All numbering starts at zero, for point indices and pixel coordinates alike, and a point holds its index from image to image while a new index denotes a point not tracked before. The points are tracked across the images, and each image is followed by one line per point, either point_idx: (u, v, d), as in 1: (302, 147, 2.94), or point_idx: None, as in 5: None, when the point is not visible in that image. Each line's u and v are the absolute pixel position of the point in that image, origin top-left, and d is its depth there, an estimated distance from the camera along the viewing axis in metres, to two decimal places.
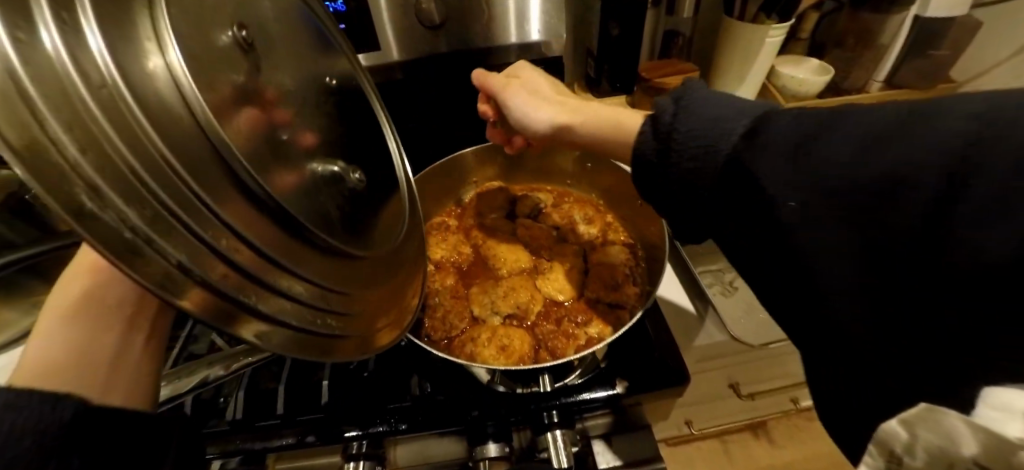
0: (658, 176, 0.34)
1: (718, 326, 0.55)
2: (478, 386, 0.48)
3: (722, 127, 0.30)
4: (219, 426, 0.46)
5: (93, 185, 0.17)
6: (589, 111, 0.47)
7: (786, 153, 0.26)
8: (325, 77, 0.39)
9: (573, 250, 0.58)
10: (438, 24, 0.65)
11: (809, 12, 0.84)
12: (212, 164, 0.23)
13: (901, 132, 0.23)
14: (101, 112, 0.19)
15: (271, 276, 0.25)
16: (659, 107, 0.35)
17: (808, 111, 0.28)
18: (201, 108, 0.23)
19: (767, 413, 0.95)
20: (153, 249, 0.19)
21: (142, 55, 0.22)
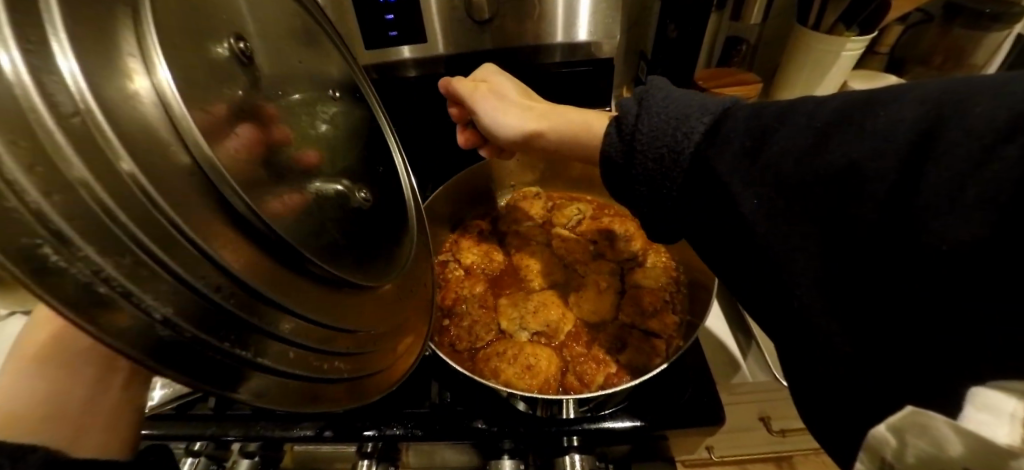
0: (626, 177, 0.34)
1: (760, 364, 0.51)
2: (498, 400, 0.47)
3: (682, 127, 0.30)
4: (242, 410, 0.47)
5: (50, 223, 0.16)
6: (560, 117, 0.45)
7: (744, 155, 0.26)
8: (329, 88, 0.39)
9: (610, 269, 0.55)
10: (486, 19, 0.63)
11: (893, 25, 0.74)
12: (201, 196, 0.22)
13: (849, 123, 0.22)
14: (70, 144, 0.17)
15: (260, 320, 0.23)
16: (624, 107, 0.35)
17: (762, 103, 0.28)
18: (188, 132, 0.21)
19: (795, 448, 0.88)
20: (121, 298, 0.17)
21: (126, 77, 0.20)
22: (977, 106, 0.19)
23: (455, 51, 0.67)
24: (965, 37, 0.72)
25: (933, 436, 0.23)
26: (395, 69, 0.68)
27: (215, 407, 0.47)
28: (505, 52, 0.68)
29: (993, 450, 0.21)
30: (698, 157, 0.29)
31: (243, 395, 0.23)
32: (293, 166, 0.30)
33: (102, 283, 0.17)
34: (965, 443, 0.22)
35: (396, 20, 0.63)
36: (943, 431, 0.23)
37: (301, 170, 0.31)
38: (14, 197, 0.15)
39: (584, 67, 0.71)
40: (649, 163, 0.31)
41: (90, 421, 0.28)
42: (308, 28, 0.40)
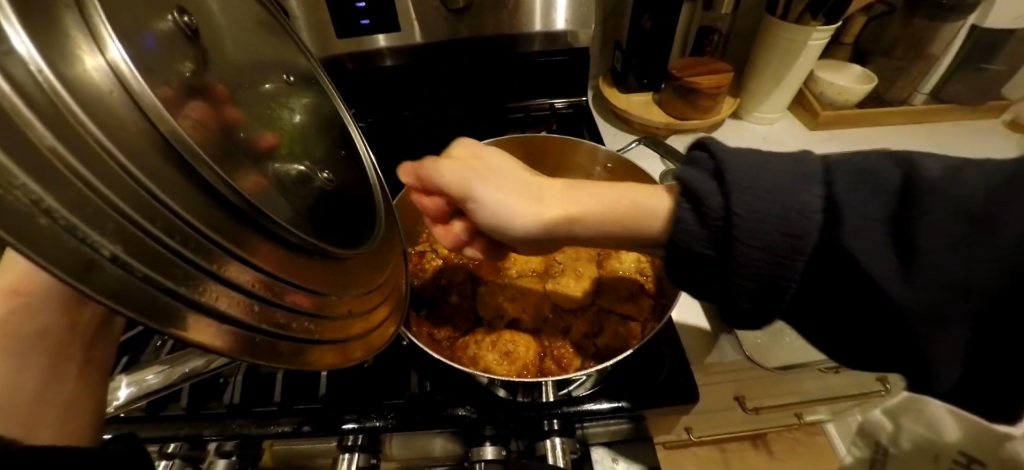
0: (722, 265, 0.31)
1: (733, 344, 0.53)
2: (479, 386, 0.47)
3: (794, 206, 0.29)
4: (217, 408, 0.46)
5: (6, 174, 0.15)
6: (595, 198, 0.37)
7: (888, 236, 0.28)
8: (282, 74, 0.37)
9: (587, 255, 0.56)
10: (462, 7, 0.63)
11: (858, 16, 0.78)
12: (159, 155, 0.21)
13: (1004, 207, 0.24)
14: (23, 100, 0.16)
15: (229, 274, 0.22)
16: (695, 185, 0.31)
17: (864, 170, 0.29)
18: (142, 91, 0.20)
19: (769, 426, 0.92)
20: (81, 241, 0.16)
21: (69, 39, 0.19)
22: None
23: (432, 40, 0.66)
24: (926, 29, 0.74)
25: None
26: (372, 58, 0.67)
27: (188, 407, 0.45)
28: (483, 41, 0.67)
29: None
30: (821, 242, 0.29)
31: (242, 357, 0.22)
32: (256, 147, 0.30)
33: (44, 216, 0.15)
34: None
35: (370, 7, 0.61)
36: None
37: (263, 152, 0.30)
38: None
39: (562, 57, 0.70)
40: (761, 255, 0.29)
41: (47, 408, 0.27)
42: (264, 16, 0.39)
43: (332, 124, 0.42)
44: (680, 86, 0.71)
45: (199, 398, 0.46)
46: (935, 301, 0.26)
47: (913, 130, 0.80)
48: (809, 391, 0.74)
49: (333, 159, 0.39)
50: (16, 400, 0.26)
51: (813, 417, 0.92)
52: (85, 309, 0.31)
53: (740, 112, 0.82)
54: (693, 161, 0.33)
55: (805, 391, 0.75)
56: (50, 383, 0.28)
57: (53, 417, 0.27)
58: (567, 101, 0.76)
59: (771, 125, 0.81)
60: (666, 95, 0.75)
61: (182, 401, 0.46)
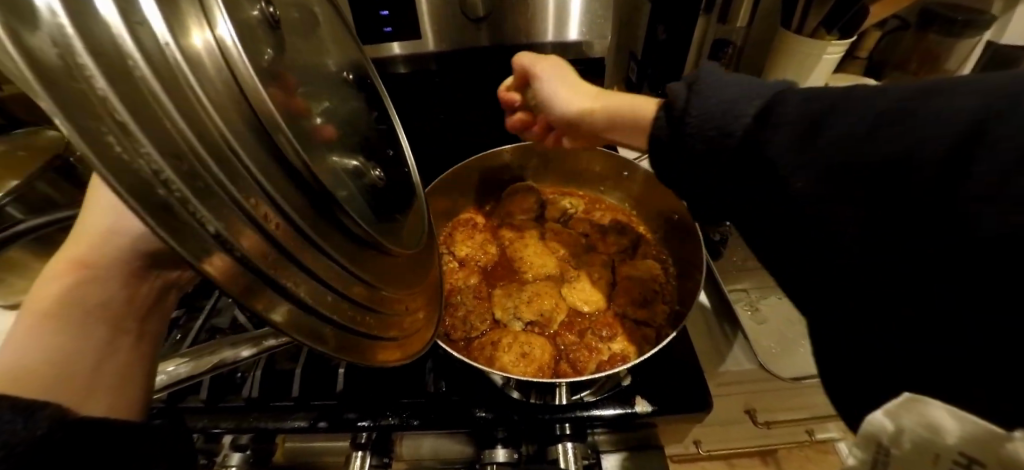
0: (670, 154, 0.31)
1: (746, 353, 0.53)
2: (492, 387, 0.47)
3: (732, 108, 0.27)
4: (235, 401, 0.47)
5: (134, 141, 0.18)
6: (613, 98, 0.42)
7: (797, 132, 0.23)
8: (342, 72, 0.42)
9: (602, 260, 0.57)
10: (481, 17, 0.64)
11: (872, 30, 0.77)
12: (243, 120, 0.24)
13: (914, 106, 0.20)
14: (153, 76, 0.20)
15: (303, 257, 0.25)
16: (670, 91, 0.32)
17: (807, 92, 0.24)
18: (246, 74, 0.24)
19: (780, 442, 0.90)
20: (188, 210, 0.18)
21: (185, 18, 0.23)
22: None
23: (447, 48, 0.68)
24: (941, 43, 0.74)
25: None
26: (388, 65, 0.68)
27: (206, 399, 0.46)
28: (498, 50, 0.69)
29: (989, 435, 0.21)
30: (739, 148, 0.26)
31: (294, 333, 0.23)
32: (317, 136, 0.32)
33: (162, 185, 0.18)
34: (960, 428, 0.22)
35: (392, 15, 0.63)
36: None
37: (322, 141, 0.33)
38: (107, 114, 0.17)
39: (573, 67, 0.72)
40: (700, 146, 0.29)
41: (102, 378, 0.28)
42: (314, 18, 0.41)
43: (361, 121, 0.42)
44: None
45: (218, 391, 0.47)
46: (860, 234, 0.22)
47: None
48: (822, 405, 0.73)
49: (372, 155, 0.41)
50: (78, 367, 0.27)
51: (827, 434, 0.89)
52: (145, 283, 0.32)
53: None
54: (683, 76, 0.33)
55: (819, 405, 0.73)
56: (108, 355, 0.29)
57: (108, 387, 0.28)
58: None
59: None
60: None
61: (201, 393, 0.47)
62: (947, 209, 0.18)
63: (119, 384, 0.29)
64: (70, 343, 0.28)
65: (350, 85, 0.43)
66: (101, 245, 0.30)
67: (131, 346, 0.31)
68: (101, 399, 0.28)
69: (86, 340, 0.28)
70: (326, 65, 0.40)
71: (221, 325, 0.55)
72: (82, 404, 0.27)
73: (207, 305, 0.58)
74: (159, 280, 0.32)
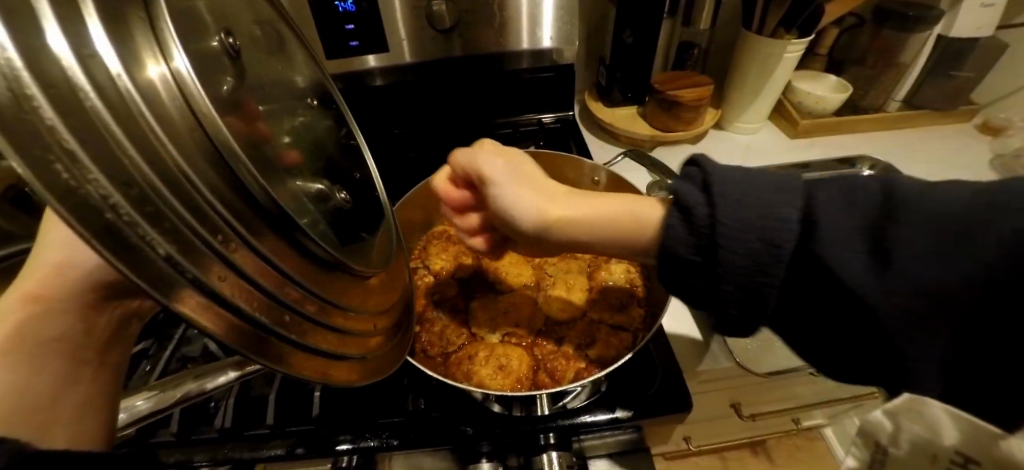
0: (702, 272, 0.29)
1: (724, 351, 0.53)
2: (473, 401, 0.47)
3: (778, 220, 0.27)
4: (208, 433, 0.45)
5: (82, 169, 0.17)
6: (599, 205, 0.36)
7: (865, 249, 0.26)
8: (307, 97, 0.41)
9: (577, 266, 0.57)
10: (449, 27, 0.64)
11: (831, 28, 0.80)
12: (201, 151, 0.23)
13: (971, 220, 0.24)
14: (105, 105, 0.19)
15: (269, 284, 0.25)
16: (685, 197, 0.30)
17: (846, 192, 0.28)
18: (203, 105, 0.23)
19: (768, 433, 0.91)
20: (139, 235, 0.18)
21: (139, 50, 0.22)
22: None
23: (421, 59, 0.67)
24: (895, 38, 0.77)
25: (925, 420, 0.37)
26: (360, 78, 0.68)
27: (178, 433, 0.45)
28: (470, 59, 0.69)
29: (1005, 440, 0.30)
30: (799, 253, 0.28)
31: (255, 355, 0.23)
32: (280, 162, 0.32)
33: (111, 210, 0.17)
34: (960, 427, 0.34)
35: (359, 29, 0.63)
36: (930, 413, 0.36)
37: (285, 167, 0.32)
38: (50, 135, 0.16)
39: (549, 73, 0.72)
40: (744, 262, 0.28)
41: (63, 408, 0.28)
42: (283, 36, 0.41)
43: (321, 141, 0.40)
44: (663, 100, 0.73)
45: (189, 423, 0.46)
46: (915, 310, 0.25)
47: (891, 135, 0.83)
48: (805, 395, 0.75)
49: (336, 176, 0.40)
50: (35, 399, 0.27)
51: (813, 422, 0.91)
52: (103, 315, 0.30)
53: (722, 123, 0.84)
54: (685, 174, 0.31)
55: (801, 395, 0.75)
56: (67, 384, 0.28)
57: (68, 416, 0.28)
58: (554, 115, 0.79)
59: (753, 133, 0.83)
60: (650, 109, 0.77)
61: (172, 426, 0.45)
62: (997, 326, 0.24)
63: (82, 415, 0.29)
64: (22, 380, 0.27)
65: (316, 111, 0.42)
66: (49, 279, 0.28)
67: (91, 379, 0.30)
68: (61, 435, 0.28)
69: (41, 376, 0.27)
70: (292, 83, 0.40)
71: (193, 354, 0.54)
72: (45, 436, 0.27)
73: (178, 333, 0.56)
74: (118, 311, 0.31)
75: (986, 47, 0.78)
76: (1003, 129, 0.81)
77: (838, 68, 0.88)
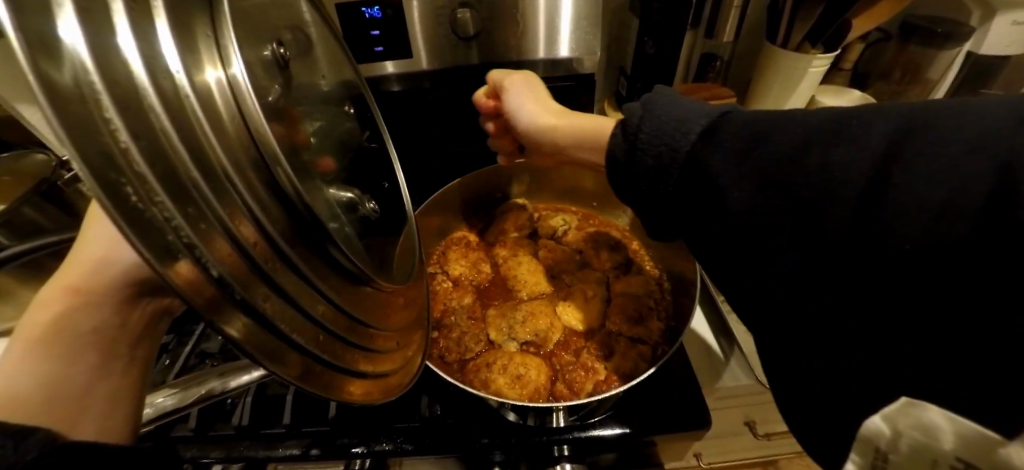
0: (626, 175, 0.33)
1: (744, 368, 0.52)
2: (490, 409, 0.47)
3: (683, 126, 0.30)
4: (225, 430, 0.45)
5: (148, 189, 0.18)
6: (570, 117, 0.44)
7: (735, 155, 0.28)
8: (345, 106, 0.44)
9: (597, 277, 0.57)
10: (471, 35, 0.65)
11: (855, 43, 0.78)
12: (244, 150, 0.24)
13: (836, 130, 0.25)
14: (167, 115, 0.20)
15: (300, 295, 0.26)
16: (626, 110, 0.35)
17: (748, 115, 0.29)
18: (255, 122, 0.24)
19: (779, 452, 0.88)
20: (191, 254, 0.19)
21: (199, 55, 0.23)
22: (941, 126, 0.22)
23: (442, 66, 0.68)
24: (921, 54, 0.75)
25: (925, 427, 0.26)
26: (381, 83, 0.69)
27: (196, 428, 0.45)
28: (488, 67, 0.70)
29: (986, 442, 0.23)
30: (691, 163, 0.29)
31: (276, 367, 0.24)
32: (315, 169, 0.33)
33: (172, 232, 0.18)
34: (957, 432, 0.25)
35: (383, 35, 0.64)
36: (932, 417, 0.26)
37: (319, 173, 0.33)
38: (125, 162, 0.17)
39: (567, 82, 0.73)
40: (650, 163, 0.31)
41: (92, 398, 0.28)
42: (313, 43, 0.41)
43: (346, 144, 0.41)
44: None
45: (207, 419, 0.46)
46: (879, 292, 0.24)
47: None
48: None
49: (363, 181, 0.42)
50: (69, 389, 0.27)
51: None
52: (138, 307, 0.31)
53: None
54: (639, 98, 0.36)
55: None
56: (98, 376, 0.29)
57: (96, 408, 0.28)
58: None
59: None
60: None
61: (189, 422, 0.46)
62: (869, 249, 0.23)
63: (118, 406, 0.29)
64: (60, 369, 0.27)
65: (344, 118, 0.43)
66: (97, 272, 0.29)
67: (123, 372, 0.30)
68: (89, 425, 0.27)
69: (76, 368, 0.28)
70: (322, 89, 0.41)
71: (210, 350, 0.54)
72: (72, 427, 0.26)
73: (196, 329, 0.57)
74: (151, 305, 0.31)
75: (1016, 66, 0.76)
76: None
77: (862, 82, 0.86)
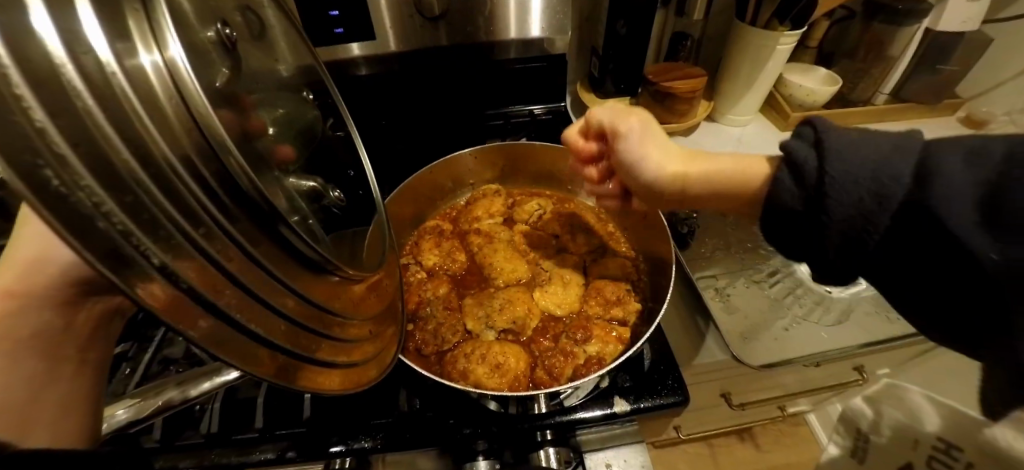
0: (803, 226, 0.30)
1: (719, 344, 0.53)
2: (468, 398, 0.46)
3: (886, 172, 0.26)
4: (194, 438, 0.43)
5: (73, 173, 0.15)
6: (711, 161, 0.37)
7: (975, 211, 0.23)
8: (303, 91, 0.41)
9: (573, 261, 0.57)
10: (438, 15, 0.62)
11: (821, 20, 0.81)
12: (191, 144, 0.22)
13: None
14: (94, 97, 0.18)
15: (266, 290, 0.25)
16: (792, 149, 0.30)
17: (972, 150, 0.24)
18: (200, 103, 0.22)
19: (753, 420, 0.91)
20: (132, 245, 0.17)
21: (130, 36, 0.20)
22: None
23: (409, 49, 0.65)
24: (885, 32, 0.77)
25: None
26: (344, 67, 0.65)
27: (161, 439, 0.43)
28: (459, 49, 0.67)
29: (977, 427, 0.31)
30: (906, 204, 0.26)
31: (246, 366, 0.22)
32: (271, 157, 0.31)
33: (103, 218, 0.16)
34: None
35: (343, 16, 0.60)
36: None
37: (276, 163, 0.32)
38: (45, 145, 0.15)
39: (539, 63, 0.71)
40: (850, 210, 0.27)
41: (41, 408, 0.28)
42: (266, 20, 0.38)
43: (309, 133, 0.40)
44: (656, 92, 0.72)
45: (172, 429, 0.44)
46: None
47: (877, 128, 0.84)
48: (791, 383, 0.75)
49: (324, 170, 0.41)
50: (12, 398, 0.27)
51: (797, 407, 0.92)
52: (83, 310, 0.31)
53: (714, 115, 0.84)
54: (795, 130, 0.31)
55: (788, 384, 0.76)
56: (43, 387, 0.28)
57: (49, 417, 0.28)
58: (545, 107, 0.78)
59: (744, 126, 0.83)
60: (643, 100, 0.76)
61: (155, 433, 0.44)
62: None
63: (63, 419, 0.28)
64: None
65: (309, 104, 0.42)
66: (31, 275, 0.29)
67: (70, 378, 0.30)
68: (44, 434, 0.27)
69: (14, 374, 0.28)
70: (278, 71, 0.38)
71: (173, 356, 0.51)
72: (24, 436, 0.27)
73: (157, 334, 0.54)
74: (97, 306, 0.32)
75: (972, 42, 0.79)
76: (984, 123, 0.83)
77: (828, 61, 0.88)
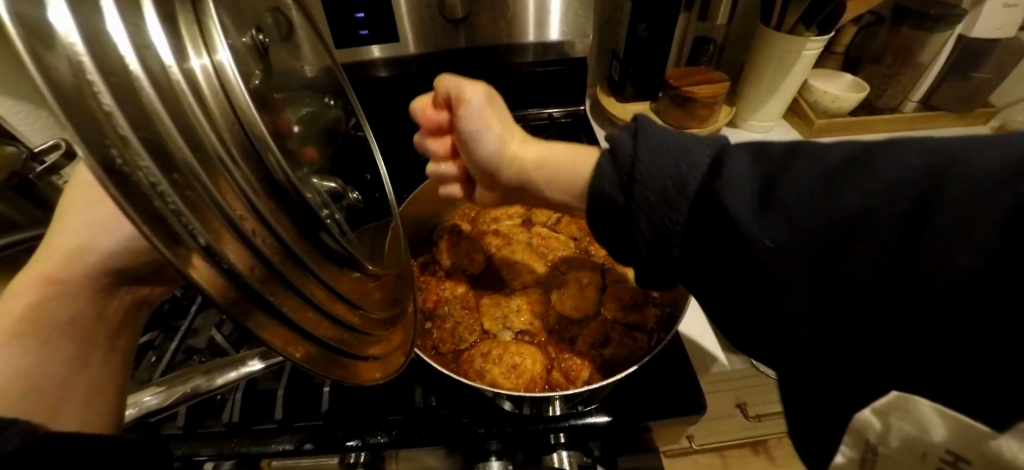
0: (622, 217, 0.32)
1: (738, 352, 0.53)
2: (482, 398, 0.47)
3: (683, 161, 0.28)
4: (215, 426, 0.44)
5: (133, 158, 0.17)
6: (549, 150, 0.40)
7: (753, 199, 0.25)
8: (324, 98, 0.41)
9: (591, 265, 0.57)
10: (460, 17, 0.63)
11: (848, 26, 0.79)
12: (238, 143, 0.23)
13: (850, 171, 0.22)
14: (156, 94, 0.19)
15: (299, 280, 0.26)
16: (614, 140, 0.33)
17: (755, 152, 0.27)
18: (243, 103, 0.23)
19: (768, 432, 0.89)
20: (182, 225, 0.18)
21: (182, 39, 0.21)
22: (970, 163, 0.19)
23: (429, 51, 0.66)
24: (913, 37, 0.75)
25: (918, 420, 0.28)
26: (365, 69, 0.66)
27: (184, 426, 0.44)
28: (478, 51, 0.68)
29: (974, 433, 0.25)
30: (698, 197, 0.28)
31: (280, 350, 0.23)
32: (301, 158, 0.32)
33: (158, 198, 0.17)
34: (947, 425, 0.26)
35: (368, 17, 0.61)
36: (925, 413, 0.27)
37: (304, 162, 0.32)
38: (114, 133, 0.16)
39: (558, 67, 0.71)
40: (653, 199, 0.29)
41: (72, 393, 0.28)
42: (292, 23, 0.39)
43: (331, 132, 0.40)
44: (679, 96, 0.72)
45: (195, 417, 0.45)
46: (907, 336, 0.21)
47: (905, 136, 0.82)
48: None
49: (347, 173, 0.42)
50: (44, 385, 0.27)
51: None
52: (115, 297, 0.31)
53: (736, 120, 0.83)
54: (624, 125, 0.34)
55: None
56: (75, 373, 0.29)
57: (78, 403, 0.28)
58: (562, 110, 0.77)
59: (766, 132, 0.82)
60: (663, 104, 0.76)
61: (177, 420, 0.45)
62: (889, 286, 0.21)
63: (94, 400, 0.29)
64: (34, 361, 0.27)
65: (330, 109, 0.41)
66: (72, 262, 0.29)
67: (100, 365, 0.30)
68: (70, 419, 0.28)
69: (52, 358, 0.28)
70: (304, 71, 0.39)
71: (196, 347, 0.53)
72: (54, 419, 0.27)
73: (181, 325, 0.55)
74: (128, 296, 0.32)
75: (1006, 48, 0.76)
76: None
77: (854, 67, 0.86)
